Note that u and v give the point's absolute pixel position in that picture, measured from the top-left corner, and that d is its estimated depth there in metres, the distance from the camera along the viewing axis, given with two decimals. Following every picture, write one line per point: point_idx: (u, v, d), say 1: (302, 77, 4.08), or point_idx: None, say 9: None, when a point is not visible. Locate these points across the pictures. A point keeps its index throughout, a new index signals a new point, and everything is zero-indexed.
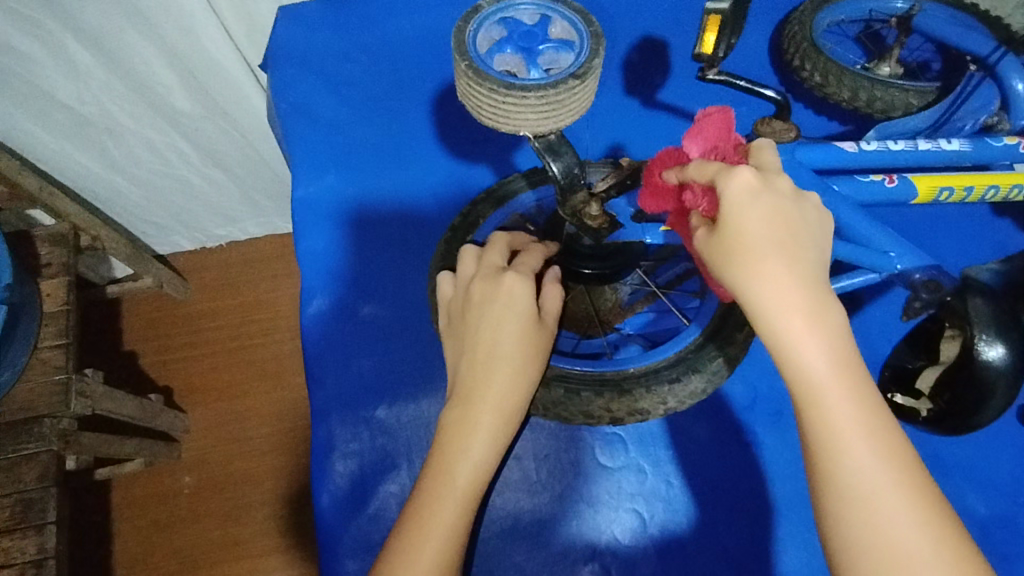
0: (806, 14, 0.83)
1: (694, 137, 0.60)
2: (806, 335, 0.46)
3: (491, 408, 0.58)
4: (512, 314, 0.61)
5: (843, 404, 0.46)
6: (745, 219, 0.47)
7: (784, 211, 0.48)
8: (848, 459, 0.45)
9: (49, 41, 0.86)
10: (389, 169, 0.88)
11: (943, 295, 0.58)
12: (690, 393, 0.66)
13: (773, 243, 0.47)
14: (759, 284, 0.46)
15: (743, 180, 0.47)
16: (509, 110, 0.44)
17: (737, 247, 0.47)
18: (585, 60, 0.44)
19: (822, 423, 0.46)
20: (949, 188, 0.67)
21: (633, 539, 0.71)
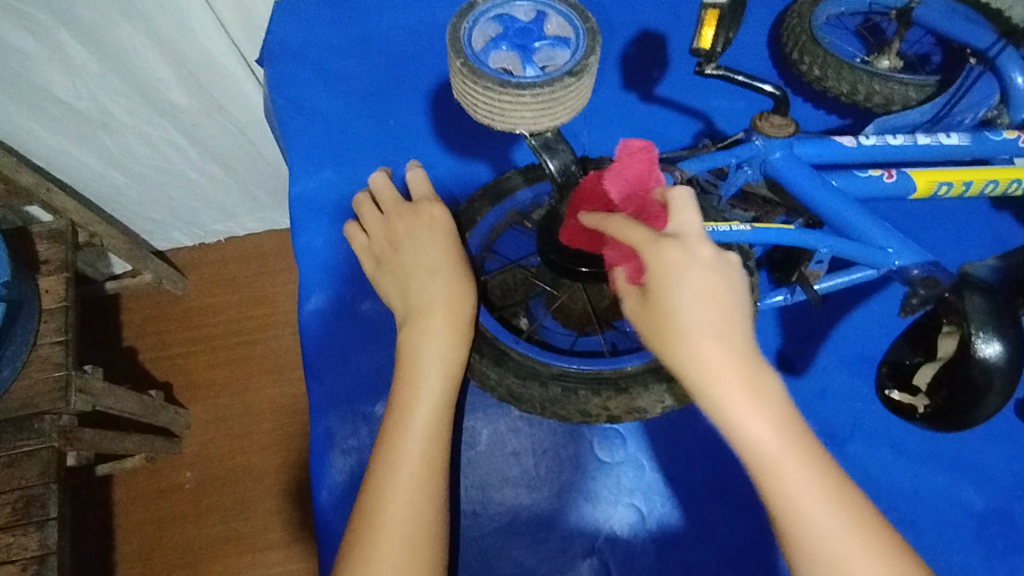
0: (805, 7, 0.83)
1: (612, 176, 0.58)
2: (748, 412, 0.46)
3: (434, 307, 0.64)
4: (435, 231, 0.70)
5: (798, 471, 0.46)
6: (675, 299, 0.48)
7: (711, 283, 0.48)
8: (808, 516, 0.45)
9: (44, 36, 0.85)
10: (386, 165, 0.87)
11: (940, 291, 0.60)
12: (688, 390, 0.66)
13: (702, 322, 0.47)
14: (696, 361, 0.47)
15: (669, 254, 0.49)
16: (505, 108, 0.44)
17: (674, 326, 0.48)
18: (579, 59, 0.44)
19: (777, 491, 0.46)
20: (948, 183, 0.66)
21: (633, 533, 0.71)
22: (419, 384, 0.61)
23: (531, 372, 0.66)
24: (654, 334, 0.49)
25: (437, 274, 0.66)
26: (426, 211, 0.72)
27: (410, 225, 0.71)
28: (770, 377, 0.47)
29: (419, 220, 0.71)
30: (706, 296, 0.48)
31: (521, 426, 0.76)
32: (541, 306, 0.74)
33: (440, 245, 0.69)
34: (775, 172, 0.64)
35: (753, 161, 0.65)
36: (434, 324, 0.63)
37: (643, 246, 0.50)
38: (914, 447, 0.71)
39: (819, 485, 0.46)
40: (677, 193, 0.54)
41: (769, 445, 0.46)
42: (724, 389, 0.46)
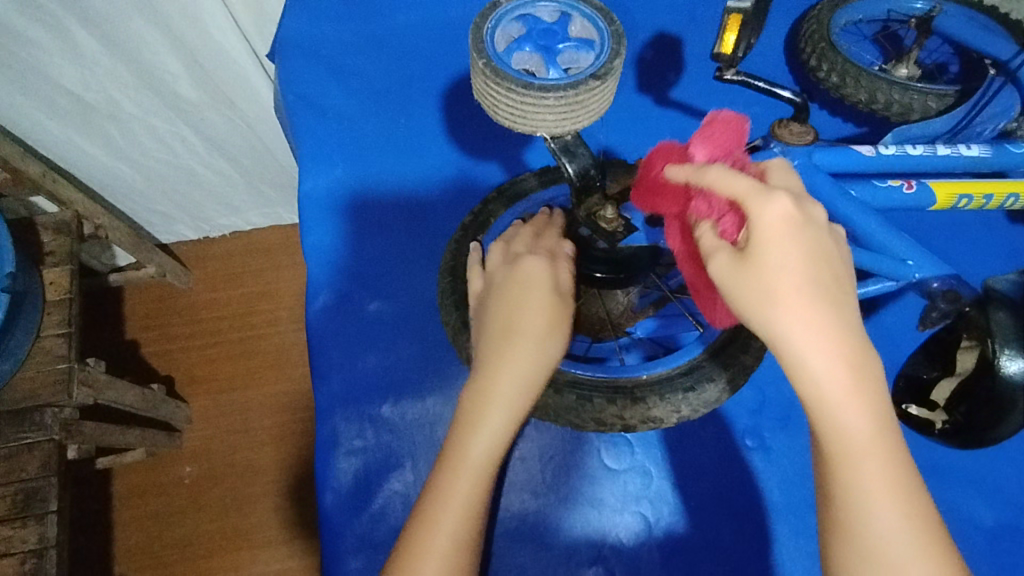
0: (823, 13, 0.82)
1: (700, 141, 0.55)
2: (847, 396, 0.43)
3: (499, 383, 0.54)
4: (532, 290, 0.58)
5: (874, 463, 0.43)
6: (778, 255, 0.43)
7: (821, 244, 0.44)
8: (877, 514, 0.42)
9: (55, 27, 0.85)
10: (397, 163, 0.87)
11: (961, 307, 0.57)
12: (704, 401, 0.65)
13: (809, 279, 0.43)
14: (797, 327, 0.43)
15: (778, 208, 0.44)
16: (527, 109, 0.43)
17: (776, 283, 0.43)
18: (603, 64, 0.43)
19: (851, 479, 0.43)
20: (969, 195, 0.65)
21: (639, 541, 0.70)
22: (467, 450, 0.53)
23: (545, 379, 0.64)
24: (744, 293, 0.44)
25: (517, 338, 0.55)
26: (521, 266, 0.60)
27: (505, 279, 0.60)
28: (869, 356, 0.43)
29: (514, 274, 0.60)
30: (811, 258, 0.44)
31: (527, 430, 0.75)
32: None
33: (538, 314, 0.57)
34: None
35: None
36: (500, 391, 0.54)
37: (746, 197, 0.45)
38: (925, 460, 0.70)
39: (891, 480, 0.43)
40: (772, 163, 0.51)
41: (859, 433, 0.43)
42: (824, 362, 0.42)
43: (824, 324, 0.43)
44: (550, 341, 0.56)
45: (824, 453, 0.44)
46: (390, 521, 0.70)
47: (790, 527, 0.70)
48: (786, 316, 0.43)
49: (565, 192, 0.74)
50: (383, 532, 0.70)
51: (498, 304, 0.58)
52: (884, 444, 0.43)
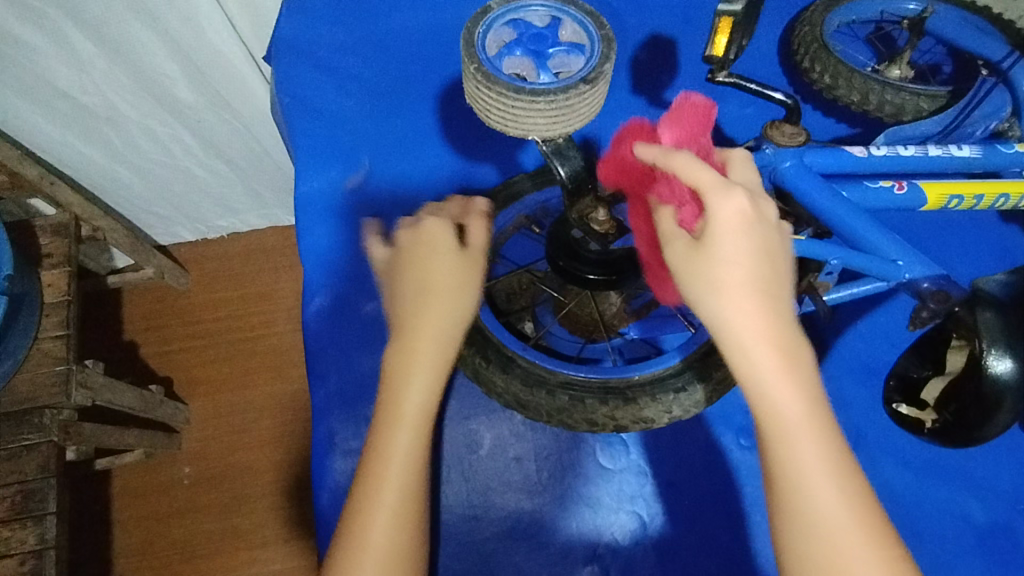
0: (816, 15, 0.83)
1: (669, 123, 0.58)
2: (781, 380, 0.45)
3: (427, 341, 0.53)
4: (439, 252, 0.55)
5: (813, 446, 0.44)
6: (729, 248, 0.46)
7: (767, 237, 0.46)
8: (815, 501, 0.43)
9: (51, 30, 0.85)
10: (392, 165, 0.87)
11: (951, 306, 0.58)
12: (695, 402, 0.65)
13: (750, 268, 0.45)
14: (738, 313, 0.45)
15: (734, 199, 0.46)
16: (519, 114, 0.44)
17: (720, 274, 0.45)
18: (593, 68, 0.43)
19: (790, 461, 0.44)
20: (959, 196, 0.66)
21: (634, 540, 0.71)
22: (401, 414, 0.53)
23: (538, 380, 0.65)
24: (696, 283, 0.46)
25: (431, 298, 0.54)
26: (424, 229, 0.57)
27: (404, 245, 0.57)
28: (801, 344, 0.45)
29: (419, 241, 0.56)
30: (757, 253, 0.46)
31: (522, 432, 0.76)
32: (549, 314, 0.75)
33: (436, 273, 0.54)
34: (786, 181, 0.64)
35: (762, 170, 0.65)
36: (424, 350, 0.53)
37: (707, 187, 0.46)
38: (918, 459, 0.70)
39: (834, 460, 0.44)
40: (735, 156, 0.53)
41: (795, 417, 0.44)
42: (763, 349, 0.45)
43: (764, 310, 0.45)
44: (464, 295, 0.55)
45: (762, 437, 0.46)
46: None
47: None
48: (728, 302, 0.45)
49: (559, 195, 0.75)
50: None
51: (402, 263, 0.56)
52: (822, 426, 0.45)
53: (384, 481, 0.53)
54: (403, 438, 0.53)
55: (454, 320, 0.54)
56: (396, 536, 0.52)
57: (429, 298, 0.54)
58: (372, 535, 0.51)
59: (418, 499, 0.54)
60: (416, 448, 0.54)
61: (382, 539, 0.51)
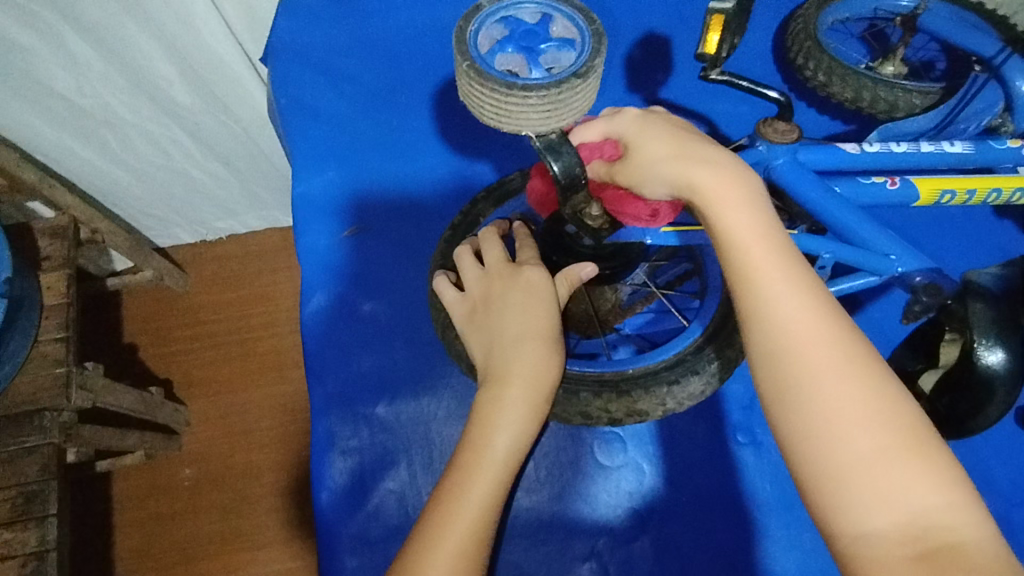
0: (810, 13, 0.83)
1: None
2: (729, 211, 0.51)
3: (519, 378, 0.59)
4: (536, 300, 0.62)
5: (770, 266, 0.49)
6: (647, 137, 0.54)
7: (677, 125, 0.56)
8: (782, 314, 0.47)
9: (48, 34, 0.86)
10: (390, 165, 0.88)
11: (943, 299, 0.57)
12: (690, 394, 0.66)
13: (684, 143, 0.54)
14: (678, 168, 0.52)
15: (636, 114, 0.56)
16: (512, 109, 0.44)
17: (653, 154, 0.53)
18: (585, 62, 0.44)
19: (756, 291, 0.48)
20: (951, 190, 0.66)
21: (632, 535, 0.71)
22: (490, 446, 0.57)
23: None
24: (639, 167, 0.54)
25: (531, 340, 0.60)
26: (524, 274, 0.64)
27: (507, 287, 0.64)
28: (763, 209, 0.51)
29: (517, 284, 0.63)
30: (681, 135, 0.55)
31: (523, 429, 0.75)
32: None
33: (537, 321, 0.61)
34: (779, 177, 0.64)
35: (756, 166, 0.65)
36: (518, 391, 0.58)
37: (610, 123, 0.56)
38: None
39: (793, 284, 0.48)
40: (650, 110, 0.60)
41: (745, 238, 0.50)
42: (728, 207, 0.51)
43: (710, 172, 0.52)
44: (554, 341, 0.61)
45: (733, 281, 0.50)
46: (385, 519, 0.72)
47: (781, 522, 0.71)
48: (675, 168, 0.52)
49: None
50: (380, 531, 0.71)
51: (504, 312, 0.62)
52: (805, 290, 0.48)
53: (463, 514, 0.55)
54: (483, 476, 0.56)
55: (549, 363, 0.60)
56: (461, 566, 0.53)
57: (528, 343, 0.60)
58: (441, 554, 0.53)
59: (489, 526, 0.56)
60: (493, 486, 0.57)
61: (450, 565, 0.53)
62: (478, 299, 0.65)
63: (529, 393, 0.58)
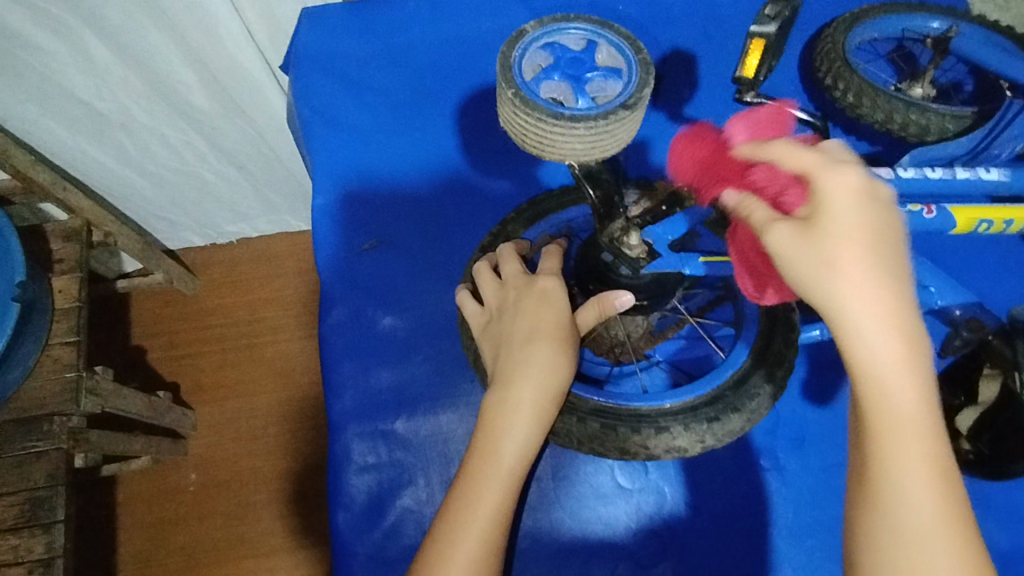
0: (839, 32, 0.82)
1: (742, 121, 0.59)
2: (891, 361, 0.43)
3: (527, 381, 0.58)
4: (550, 306, 0.61)
5: (912, 430, 0.43)
6: (844, 223, 0.44)
7: (890, 226, 0.45)
8: (907, 487, 0.42)
9: (68, 37, 0.85)
10: (411, 178, 0.87)
11: (985, 334, 0.60)
12: (730, 431, 0.64)
13: (869, 248, 0.44)
14: (848, 288, 0.43)
15: (845, 179, 0.46)
16: (556, 138, 0.43)
17: (831, 251, 0.43)
18: (634, 95, 0.43)
19: (885, 445, 0.43)
20: (988, 220, 0.65)
21: (652, 559, 0.70)
22: (498, 451, 0.57)
23: (570, 407, 0.64)
24: (804, 264, 0.44)
25: (540, 340, 0.59)
26: (538, 283, 0.63)
27: (521, 295, 0.63)
28: (923, 335, 0.44)
29: (532, 291, 0.62)
30: (874, 232, 0.44)
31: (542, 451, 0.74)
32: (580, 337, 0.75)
33: (550, 324, 0.60)
34: None
35: None
36: (523, 396, 0.57)
37: (814, 168, 0.47)
38: None
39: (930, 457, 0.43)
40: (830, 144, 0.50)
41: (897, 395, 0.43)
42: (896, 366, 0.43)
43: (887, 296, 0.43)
44: (566, 347, 0.60)
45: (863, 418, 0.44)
46: (402, 539, 0.71)
47: (804, 546, 0.70)
48: (844, 281, 0.43)
49: (586, 212, 0.74)
50: (397, 549, 0.70)
51: (516, 316, 0.62)
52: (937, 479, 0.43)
53: (474, 526, 0.55)
54: (496, 499, 0.56)
55: (560, 365, 0.59)
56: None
57: (536, 343, 0.59)
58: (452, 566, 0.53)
59: (498, 548, 0.56)
60: (506, 507, 0.56)
61: (462, 574, 0.53)
62: (494, 308, 0.64)
63: (539, 403, 0.58)
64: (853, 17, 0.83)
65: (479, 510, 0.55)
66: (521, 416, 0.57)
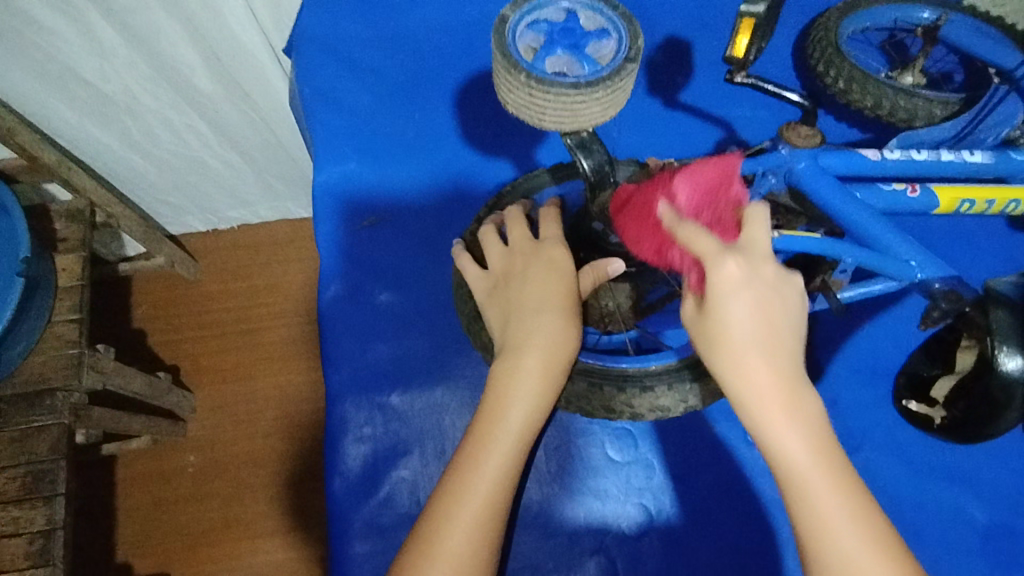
0: (831, 21, 0.84)
1: (684, 180, 0.59)
2: (786, 431, 0.51)
3: (535, 350, 0.59)
4: (559, 275, 0.63)
5: (826, 479, 0.50)
6: (731, 310, 0.52)
7: (763, 298, 0.53)
8: (835, 534, 0.49)
9: (75, 17, 0.86)
10: (411, 158, 0.88)
11: (962, 306, 0.60)
12: (712, 391, 0.68)
13: (752, 331, 0.52)
14: (744, 372, 0.51)
15: (728, 271, 0.52)
16: (502, 78, 0.46)
17: (723, 337, 0.52)
18: (501, 58, 0.45)
19: (807, 509, 0.50)
20: (971, 200, 0.67)
21: (640, 531, 0.72)
22: (507, 420, 0.58)
23: None
24: (710, 348, 0.53)
25: (548, 312, 0.61)
26: (546, 251, 0.64)
27: (529, 262, 0.64)
28: (807, 398, 0.52)
29: (532, 262, 0.64)
30: (759, 309, 0.52)
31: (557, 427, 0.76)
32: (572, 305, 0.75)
33: (557, 296, 0.62)
34: (801, 182, 0.65)
35: (778, 170, 0.66)
36: (529, 364, 0.59)
37: (707, 257, 0.53)
38: (927, 460, 0.71)
39: (846, 499, 0.50)
40: (753, 213, 0.57)
41: (801, 459, 0.51)
42: (790, 432, 0.51)
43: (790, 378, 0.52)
44: (571, 320, 0.62)
45: (783, 489, 0.52)
46: (397, 508, 0.72)
47: (790, 522, 0.72)
48: (739, 369, 0.51)
49: (581, 188, 0.76)
50: (392, 518, 0.72)
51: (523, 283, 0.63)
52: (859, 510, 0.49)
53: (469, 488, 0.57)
54: (494, 466, 0.57)
55: (565, 335, 0.61)
56: (476, 536, 0.55)
57: (544, 313, 0.61)
58: (451, 534, 0.55)
59: (497, 515, 0.57)
60: (504, 475, 0.57)
61: (461, 538, 0.55)
62: (499, 274, 0.66)
63: (544, 377, 0.59)
64: (846, 6, 0.85)
65: (476, 477, 0.57)
66: (528, 386, 0.59)
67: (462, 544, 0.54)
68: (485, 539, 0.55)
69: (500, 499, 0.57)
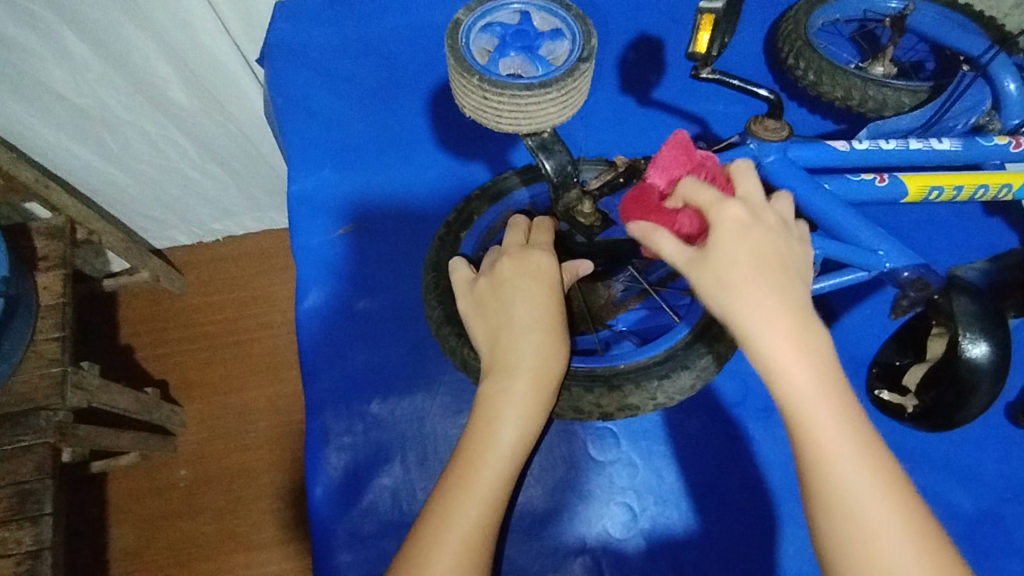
0: (801, 14, 0.84)
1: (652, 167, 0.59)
2: (795, 361, 0.48)
3: (523, 373, 0.60)
4: (534, 286, 0.63)
5: (831, 410, 0.48)
6: (732, 252, 0.51)
7: (768, 239, 0.51)
8: (832, 464, 0.47)
9: (46, 33, 0.86)
10: (386, 164, 0.88)
11: (931, 294, 0.62)
12: (679, 389, 0.68)
13: (759, 269, 0.50)
14: (754, 308, 0.49)
15: (734, 213, 0.52)
16: (456, 82, 0.46)
17: (729, 276, 0.50)
18: (452, 60, 0.45)
19: (809, 436, 0.47)
20: (939, 188, 0.67)
21: (626, 533, 0.71)
22: (496, 439, 0.58)
23: None
24: (713, 286, 0.51)
25: (535, 332, 0.61)
26: (530, 261, 0.65)
27: (516, 273, 0.64)
28: (817, 328, 0.49)
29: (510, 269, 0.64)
30: (772, 255, 0.51)
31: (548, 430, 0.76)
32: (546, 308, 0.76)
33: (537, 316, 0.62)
34: (768, 175, 0.66)
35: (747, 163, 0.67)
36: (518, 388, 0.59)
37: (710, 206, 0.53)
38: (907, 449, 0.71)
39: (849, 429, 0.47)
40: (738, 167, 0.58)
41: (809, 388, 0.48)
42: (798, 361, 0.48)
43: (798, 323, 0.49)
44: (556, 339, 0.62)
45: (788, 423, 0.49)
46: (380, 515, 0.72)
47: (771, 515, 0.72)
48: (751, 305, 0.49)
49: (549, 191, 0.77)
50: (375, 526, 0.72)
51: (511, 299, 0.63)
52: (863, 443, 0.47)
53: (450, 490, 0.56)
54: (474, 471, 0.57)
55: (554, 356, 0.61)
56: (465, 540, 0.55)
57: (532, 334, 0.61)
58: (435, 547, 0.54)
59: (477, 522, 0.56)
60: (484, 481, 0.57)
61: (443, 550, 0.54)
62: (484, 283, 0.65)
63: (527, 389, 0.59)
64: None
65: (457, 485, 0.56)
66: (508, 404, 0.59)
67: (448, 550, 0.54)
68: (469, 549, 0.55)
69: (482, 501, 0.57)
